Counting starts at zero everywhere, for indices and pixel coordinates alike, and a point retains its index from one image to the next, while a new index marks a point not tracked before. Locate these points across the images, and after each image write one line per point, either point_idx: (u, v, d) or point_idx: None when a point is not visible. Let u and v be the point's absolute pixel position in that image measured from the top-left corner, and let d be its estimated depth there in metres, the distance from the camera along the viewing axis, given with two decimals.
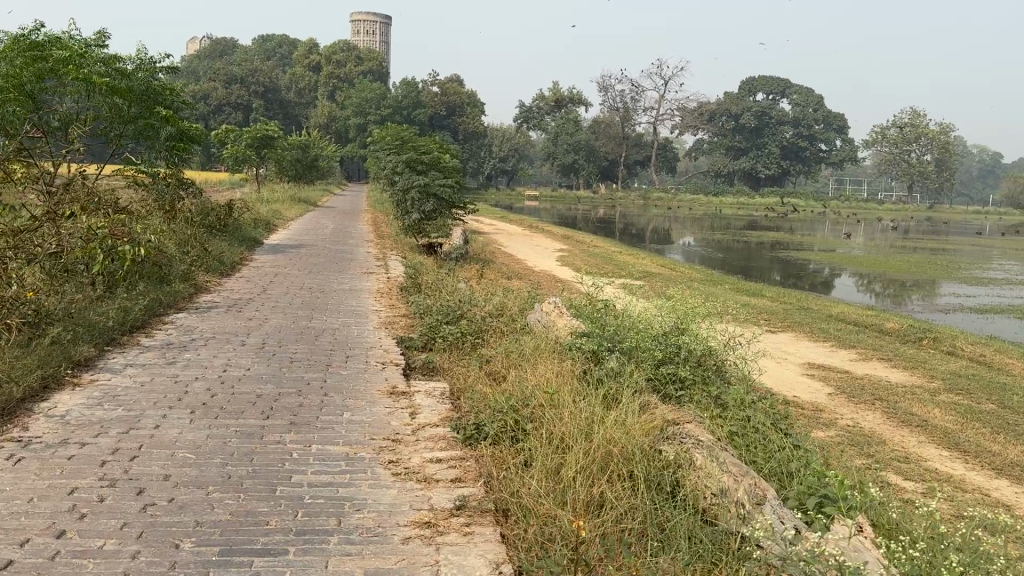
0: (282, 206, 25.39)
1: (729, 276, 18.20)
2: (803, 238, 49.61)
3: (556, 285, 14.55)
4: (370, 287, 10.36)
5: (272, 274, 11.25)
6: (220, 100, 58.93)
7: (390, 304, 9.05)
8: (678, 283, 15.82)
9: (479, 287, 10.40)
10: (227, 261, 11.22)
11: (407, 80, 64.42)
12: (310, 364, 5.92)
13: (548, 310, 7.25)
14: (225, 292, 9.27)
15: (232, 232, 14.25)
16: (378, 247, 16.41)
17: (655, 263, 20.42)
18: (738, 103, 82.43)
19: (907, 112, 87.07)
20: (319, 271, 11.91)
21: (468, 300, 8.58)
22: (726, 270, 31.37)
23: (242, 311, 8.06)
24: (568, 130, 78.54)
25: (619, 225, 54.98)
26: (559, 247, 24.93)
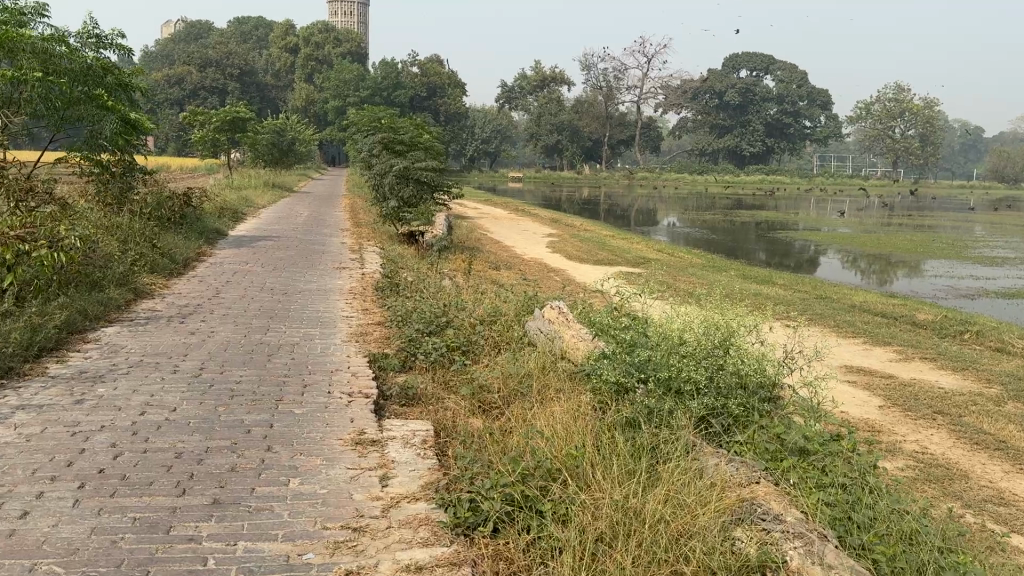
0: (254, 193, 24.00)
1: (733, 262, 17.05)
2: (790, 216, 48.76)
3: (550, 277, 13.35)
4: (342, 287, 9.08)
5: (231, 272, 9.95)
6: (194, 84, 57.16)
7: (365, 309, 7.80)
8: (680, 273, 14.66)
9: (468, 285, 9.15)
10: (178, 260, 9.88)
11: (385, 60, 62.78)
12: (255, 401, 4.65)
13: (552, 320, 6.05)
14: (170, 298, 7.93)
15: (192, 226, 12.89)
16: (355, 237, 15.13)
17: (652, 248, 19.25)
18: (722, 80, 81.27)
19: (892, 87, 86.38)
20: (286, 267, 10.60)
21: (455, 304, 7.33)
22: (719, 252, 30.35)
23: (184, 324, 6.74)
24: (552, 109, 77.07)
25: (605, 205, 53.89)
26: (549, 232, 23.74)
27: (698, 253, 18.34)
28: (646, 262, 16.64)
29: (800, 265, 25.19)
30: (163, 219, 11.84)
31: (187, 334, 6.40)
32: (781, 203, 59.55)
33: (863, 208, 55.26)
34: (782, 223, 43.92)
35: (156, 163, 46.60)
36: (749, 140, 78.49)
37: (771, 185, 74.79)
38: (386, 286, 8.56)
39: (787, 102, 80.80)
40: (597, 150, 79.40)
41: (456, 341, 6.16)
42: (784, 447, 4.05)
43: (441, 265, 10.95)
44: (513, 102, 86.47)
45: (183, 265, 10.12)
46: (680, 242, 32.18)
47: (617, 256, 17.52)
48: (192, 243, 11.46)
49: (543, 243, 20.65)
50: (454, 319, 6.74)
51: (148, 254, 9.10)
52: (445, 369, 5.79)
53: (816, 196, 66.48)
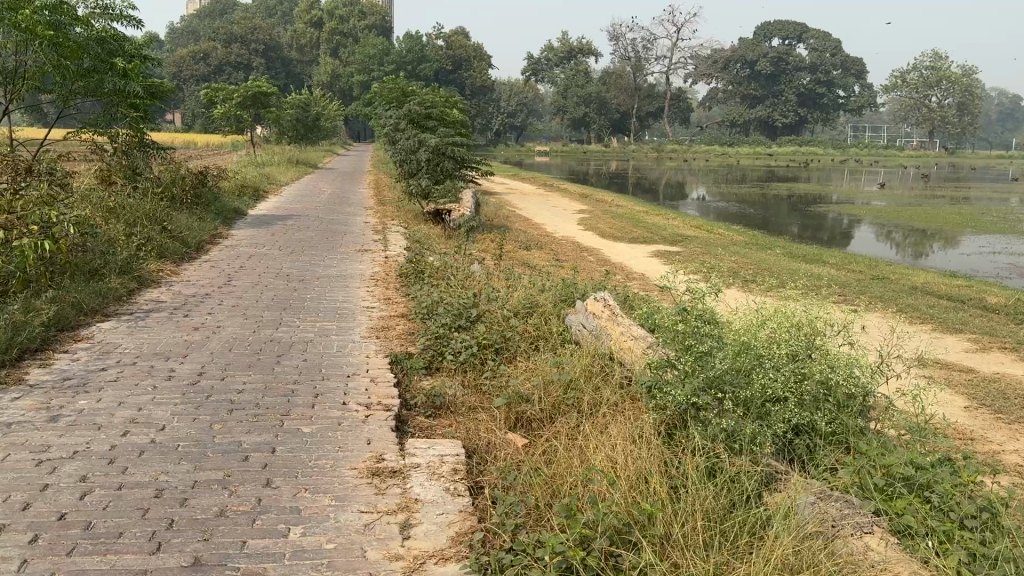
0: (277, 170, 23.44)
1: (776, 239, 16.15)
2: (825, 188, 47.32)
3: (584, 259, 12.61)
4: (363, 272, 8.41)
5: (245, 256, 9.33)
6: (219, 60, 56.74)
7: (389, 297, 7.13)
8: (722, 253, 13.83)
9: (499, 269, 8.45)
10: (189, 245, 9.26)
11: (410, 33, 61.79)
12: (256, 417, 3.99)
13: (597, 313, 5.31)
14: (177, 287, 7.31)
15: (208, 206, 12.30)
16: (379, 216, 14.47)
17: (689, 224, 18.40)
18: (754, 49, 79.12)
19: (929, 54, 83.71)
20: (303, 250, 9.96)
21: (488, 293, 6.64)
22: (753, 225, 29.33)
23: (188, 318, 6.11)
24: (579, 81, 75.65)
25: (633, 179, 52.82)
26: (579, 208, 22.93)
27: (738, 229, 17.44)
28: (684, 240, 15.79)
29: (841, 239, 24.15)
30: (179, 197, 11.24)
31: (189, 330, 5.76)
32: (815, 175, 57.96)
33: (900, 179, 53.51)
34: (817, 196, 42.60)
35: (182, 140, 46.32)
36: (781, 111, 76.58)
37: (804, 157, 72.97)
38: (410, 270, 7.88)
39: (821, 71, 78.47)
40: (625, 123, 77.91)
41: (488, 337, 5.47)
42: (893, 482, 3.33)
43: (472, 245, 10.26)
44: (539, 75, 85.14)
45: (195, 249, 9.52)
46: (712, 216, 31.21)
47: (653, 234, 16.68)
48: (207, 224, 10.87)
49: (574, 219, 19.85)
50: (486, 311, 6.05)
51: (155, 236, 8.49)
52: (476, 373, 5.11)
53: (850, 167, 64.72)
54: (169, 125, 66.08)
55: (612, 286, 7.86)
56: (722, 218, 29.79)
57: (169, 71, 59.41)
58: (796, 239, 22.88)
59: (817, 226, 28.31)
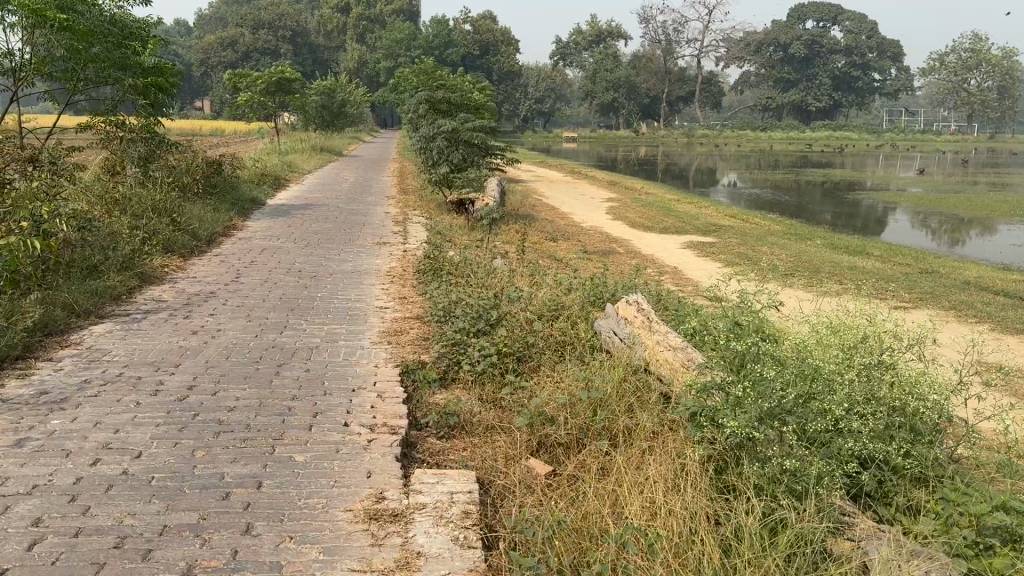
0: (300, 157, 23.10)
1: (814, 229, 15.50)
2: (859, 173, 46.24)
3: (613, 252, 12.09)
4: (379, 267, 7.96)
5: (258, 250, 8.94)
6: (247, 47, 56.65)
7: (405, 296, 6.66)
8: (758, 245, 13.25)
9: (523, 264, 7.96)
10: (199, 238, 8.89)
11: (436, 17, 61.22)
12: (245, 441, 3.54)
13: (630, 318, 4.80)
14: (182, 285, 6.91)
15: (225, 196, 11.94)
16: (400, 206, 14.04)
17: (722, 213, 17.78)
18: (786, 32, 77.45)
19: (968, 36, 81.40)
20: (319, 242, 9.55)
21: (510, 292, 6.16)
22: (787, 212, 28.54)
23: (187, 320, 5.69)
24: (608, 66, 74.63)
25: (662, 165, 51.94)
26: (608, 196, 22.37)
27: (774, 218, 16.80)
28: (717, 229, 15.20)
29: (878, 227, 23.35)
30: (194, 185, 10.89)
31: (187, 334, 5.35)
32: (847, 160, 56.73)
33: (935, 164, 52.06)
34: (850, 181, 41.57)
35: (210, 127, 46.29)
36: (814, 95, 75.02)
37: (837, 141, 71.45)
38: (428, 265, 7.41)
39: (855, 54, 76.64)
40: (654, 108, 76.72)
41: (508, 344, 4.98)
42: (986, 530, 2.79)
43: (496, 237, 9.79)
44: (567, 59, 84.20)
45: (206, 242, 9.14)
46: (743, 202, 30.47)
47: (685, 224, 16.09)
48: (221, 214, 10.48)
49: (602, 208, 19.30)
50: (508, 314, 5.56)
51: (162, 230, 8.12)
52: (494, 385, 4.62)
53: (884, 152, 63.28)
54: (198, 112, 66.30)
55: (644, 284, 7.36)
56: (754, 205, 29.08)
57: (197, 58, 59.45)
58: (832, 227, 22.15)
59: (853, 212, 27.48)
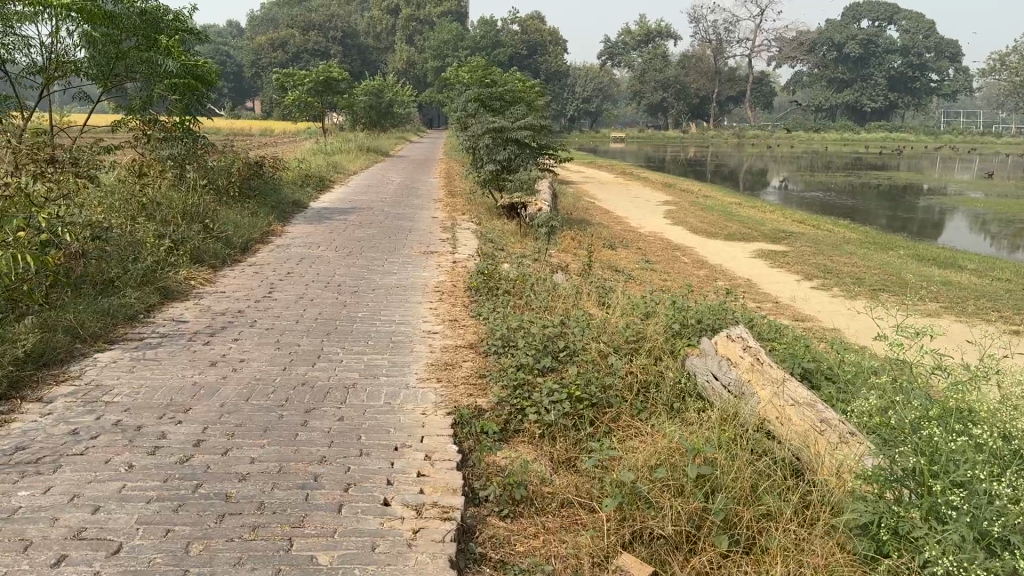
0: (346, 158, 22.57)
1: (894, 237, 14.39)
2: (919, 176, 44.45)
3: (679, 263, 11.20)
4: (428, 281, 7.19)
5: (296, 259, 8.21)
6: (298, 48, 56.73)
7: (454, 318, 5.83)
8: (835, 257, 12.26)
9: (586, 279, 7.13)
10: (232, 246, 8.19)
11: (484, 17, 60.79)
12: (256, 531, 2.72)
13: (739, 361, 3.92)
14: (207, 301, 6.18)
15: (265, 198, 11.31)
16: (448, 209, 13.31)
17: (789, 219, 16.74)
18: (842, 30, 75.28)
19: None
20: (362, 250, 8.80)
21: (575, 315, 5.33)
22: (850, 216, 27.24)
23: (207, 347, 4.92)
24: (657, 65, 73.26)
25: (713, 166, 50.61)
26: (663, 198, 21.43)
27: (847, 225, 15.70)
28: (787, 237, 14.20)
29: (951, 235, 21.99)
30: (232, 188, 10.25)
31: (204, 366, 4.58)
32: (906, 162, 54.66)
33: (998, 167, 49.84)
34: (911, 184, 39.90)
35: (259, 127, 46.31)
36: (870, 95, 72.71)
37: (895, 143, 69.06)
38: (478, 279, 6.59)
39: (914, 53, 74.14)
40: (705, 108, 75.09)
41: (582, 387, 4.13)
42: None
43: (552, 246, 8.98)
44: (615, 59, 82.97)
45: (241, 250, 8.45)
46: (801, 206, 29.22)
47: (752, 230, 15.09)
48: (259, 219, 9.82)
49: (659, 212, 18.37)
50: (578, 346, 4.72)
51: (191, 238, 7.44)
52: (566, 440, 3.77)
53: (944, 154, 60.91)
54: (247, 113, 66.78)
55: (725, 306, 6.45)
56: (813, 210, 27.86)
57: (248, 59, 59.78)
58: (902, 233, 20.92)
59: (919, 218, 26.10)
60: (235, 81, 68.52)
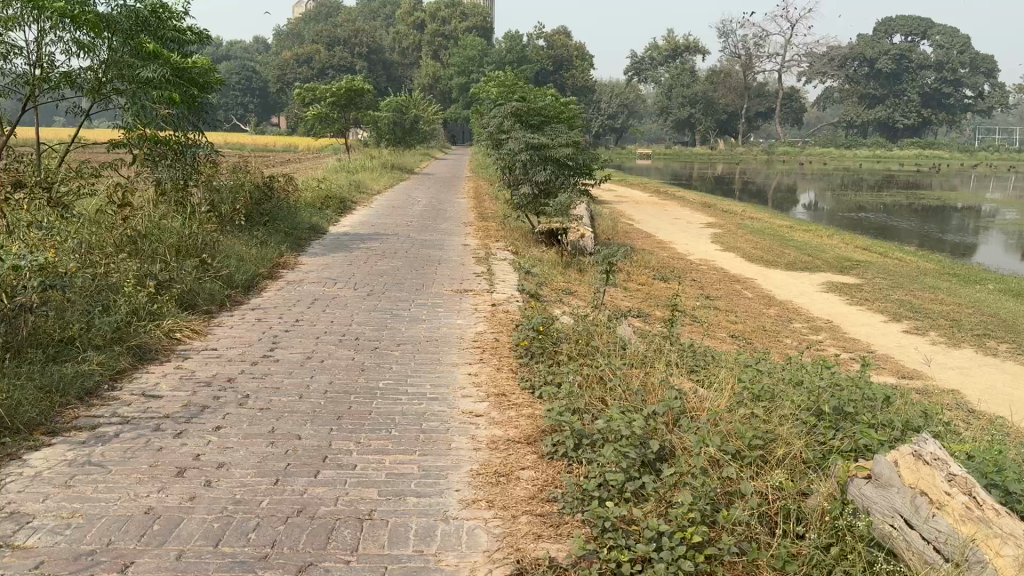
0: (369, 175, 21.52)
1: (973, 268, 13.02)
2: (959, 194, 42.69)
3: (743, 300, 9.93)
4: (465, 332, 5.95)
5: (309, 299, 7.00)
6: (322, 63, 56.02)
7: (499, 391, 4.57)
8: (917, 292, 10.92)
9: (657, 334, 5.89)
10: (232, 286, 7.02)
11: (511, 33, 59.94)
12: None
13: (956, 508, 2.67)
14: (193, 363, 4.98)
15: (279, 224, 10.19)
16: (481, 234, 12.12)
17: (849, 244, 15.41)
18: (874, 46, 73.57)
19: None
20: (387, 288, 7.60)
21: (661, 392, 4.06)
22: (896, 236, 25.74)
23: (177, 444, 3.69)
24: (684, 80, 72.04)
25: (743, 183, 49.20)
26: (705, 220, 20.14)
27: (917, 253, 14.34)
28: (855, 269, 12.85)
29: (1012, 260, 20.51)
30: (239, 213, 9.12)
31: (168, 477, 3.35)
32: (945, 180, 52.83)
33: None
34: (952, 202, 38.17)
35: (283, 143, 45.64)
36: (903, 112, 70.92)
37: (931, 160, 67.15)
38: (525, 332, 5.34)
39: (948, 68, 72.07)
40: (733, 124, 73.75)
41: (703, 527, 2.85)
42: None
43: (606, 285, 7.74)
44: (641, 75, 81.87)
45: (245, 289, 7.28)
46: (844, 227, 27.78)
47: (814, 260, 13.76)
48: (269, 249, 8.66)
49: (704, 235, 17.10)
50: (681, 447, 3.44)
51: (182, 278, 6.26)
52: None
53: (981, 172, 58.99)
54: (273, 128, 66.40)
55: (833, 373, 5.18)
56: (857, 230, 26.43)
57: (274, 75, 59.24)
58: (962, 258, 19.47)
59: (971, 240, 24.59)
60: (261, 96, 68.14)
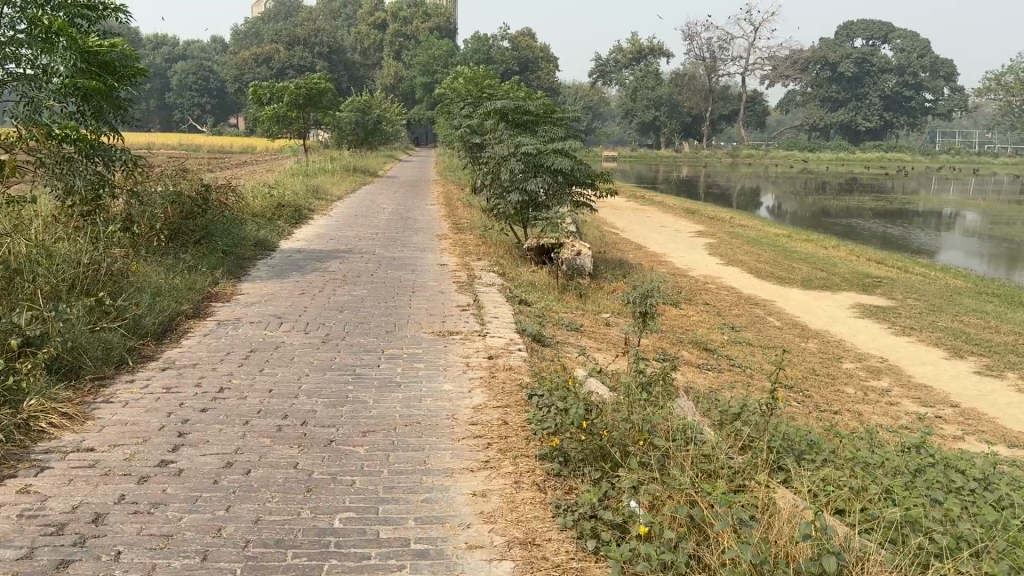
0: (329, 179, 19.78)
1: (1007, 285, 11.69)
2: (924, 197, 42.13)
3: (775, 331, 8.45)
4: (464, 405, 4.30)
5: (248, 350, 5.27)
6: (282, 62, 53.75)
7: (527, 535, 2.89)
8: (962, 317, 9.52)
9: (724, 409, 4.29)
10: (139, 336, 5.31)
11: (475, 34, 58.36)
12: None
13: None
14: (50, 483, 3.27)
15: (217, 242, 8.42)
16: (460, 250, 10.48)
17: (861, 258, 14.04)
18: (837, 49, 73.29)
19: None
20: (350, 330, 5.87)
21: (809, 560, 2.46)
22: (880, 238, 24.56)
23: None
24: (648, 83, 71.22)
25: (711, 186, 48.22)
26: (694, 228, 18.72)
27: (939, 269, 13.00)
28: (881, 288, 11.47)
29: (1005, 266, 19.41)
30: (160, 233, 7.36)
31: None
32: (909, 183, 52.52)
33: (1004, 188, 47.74)
34: (915, 205, 37.48)
35: (238, 144, 43.57)
36: (866, 115, 70.81)
37: (895, 163, 66.97)
38: (550, 421, 3.70)
39: (908, 72, 72.12)
40: (698, 127, 73.16)
41: None
42: None
43: (635, 328, 6.12)
44: (606, 78, 81.01)
45: (160, 334, 5.57)
46: (824, 231, 26.64)
47: (830, 276, 12.33)
48: (197, 277, 6.91)
49: (699, 246, 15.63)
50: None
51: (61, 332, 4.54)
52: None
53: (943, 175, 58.80)
54: (229, 129, 63.93)
55: (996, 484, 3.63)
56: (836, 235, 25.27)
57: (230, 75, 56.89)
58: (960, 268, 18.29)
59: (948, 243, 23.61)
60: (218, 97, 65.43)
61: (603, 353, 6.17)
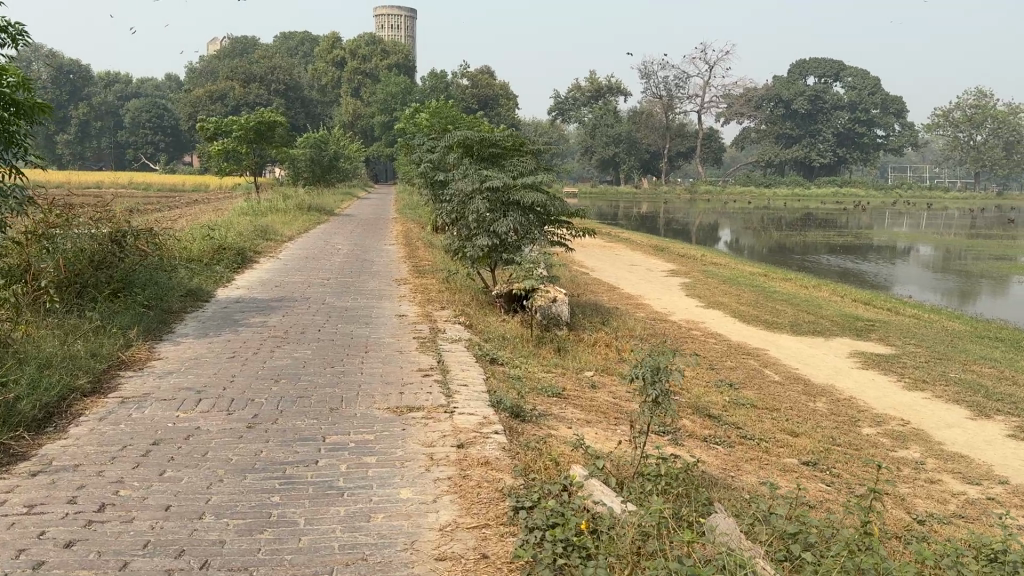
0: (281, 218, 18.62)
1: (1004, 328, 10.94)
2: (883, 230, 42.16)
3: (776, 388, 7.51)
4: (428, 527, 3.20)
5: (150, 443, 4.11)
6: (236, 100, 52.51)
7: None
8: (971, 367, 8.69)
9: (776, 523, 3.24)
10: (10, 428, 4.12)
11: (433, 72, 57.79)
12: None
13: None
14: None
15: (138, 294, 7.22)
16: (421, 297, 9.41)
17: (845, 298, 13.26)
18: (791, 87, 74.33)
19: (971, 91, 78.04)
20: (286, 409, 4.74)
21: None
22: (846, 273, 24.00)
23: None
24: (608, 120, 71.37)
25: (672, 221, 47.85)
26: (667, 268, 17.86)
27: (930, 311, 12.24)
28: (876, 333, 10.64)
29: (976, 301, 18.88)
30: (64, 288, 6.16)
31: None
32: (862, 217, 52.85)
33: (957, 221, 48.13)
34: (874, 239, 37.37)
35: (190, 182, 42.12)
36: (820, 150, 71.70)
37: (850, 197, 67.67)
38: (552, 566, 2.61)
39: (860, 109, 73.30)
40: (657, 163, 73.44)
41: None
42: None
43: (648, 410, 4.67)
44: (566, 115, 81.13)
45: (39, 423, 4.37)
46: (790, 267, 26.10)
47: (818, 319, 11.49)
48: (104, 341, 5.73)
49: (674, 287, 14.75)
50: None
51: None
52: None
53: (897, 210, 59.40)
54: (183, 167, 62.29)
55: None
56: (802, 270, 24.70)
57: (184, 112, 55.49)
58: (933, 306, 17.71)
59: (914, 277, 23.14)
60: (172, 134, 63.56)
61: (595, 430, 5.13)
